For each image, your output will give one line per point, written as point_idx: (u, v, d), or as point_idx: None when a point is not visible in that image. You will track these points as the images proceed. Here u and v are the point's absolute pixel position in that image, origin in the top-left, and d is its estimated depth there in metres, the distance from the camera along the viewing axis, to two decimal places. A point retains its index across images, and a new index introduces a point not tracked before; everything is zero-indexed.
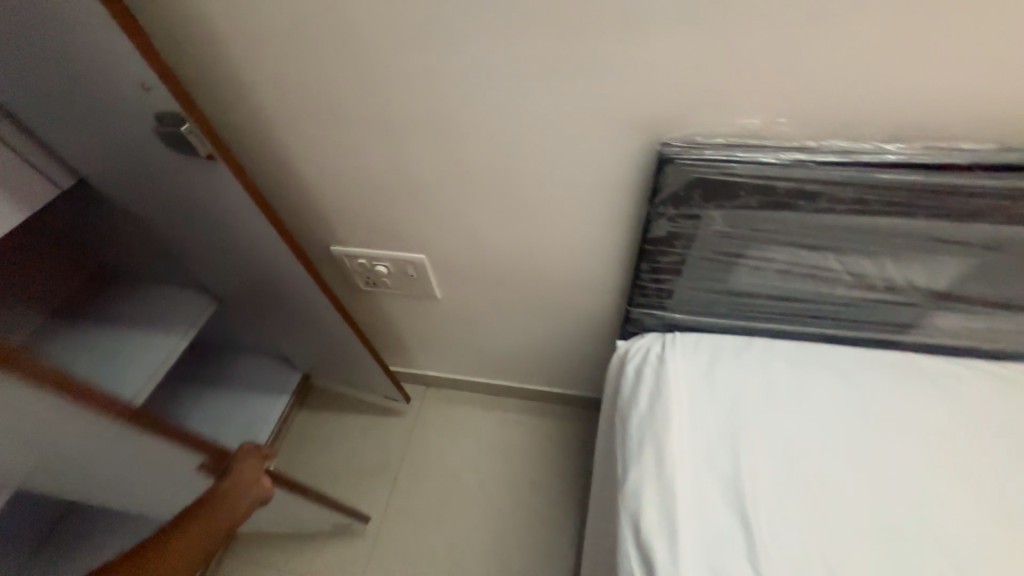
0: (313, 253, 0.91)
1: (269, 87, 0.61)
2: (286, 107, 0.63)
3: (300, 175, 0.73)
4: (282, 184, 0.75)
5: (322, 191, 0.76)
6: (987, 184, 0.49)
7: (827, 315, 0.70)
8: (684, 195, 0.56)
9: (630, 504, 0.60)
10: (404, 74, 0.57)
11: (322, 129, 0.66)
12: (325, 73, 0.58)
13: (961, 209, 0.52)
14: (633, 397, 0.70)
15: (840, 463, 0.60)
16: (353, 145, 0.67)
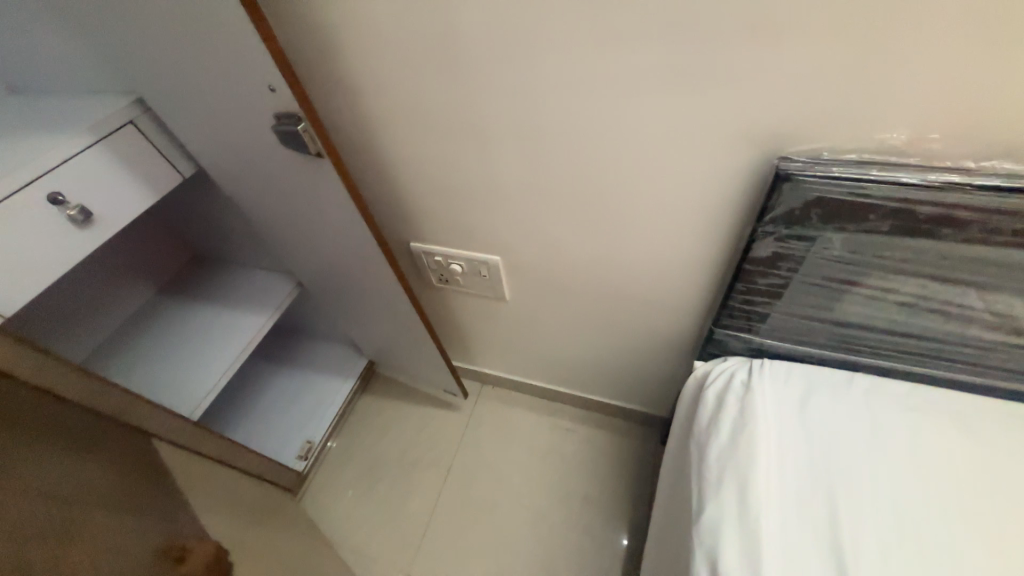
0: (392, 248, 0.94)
1: (372, 89, 0.64)
2: (385, 108, 0.66)
3: (391, 172, 0.76)
4: (374, 181, 0.79)
5: (407, 189, 0.78)
6: None
7: (951, 356, 0.61)
8: (799, 214, 0.51)
9: (707, 539, 0.56)
10: (504, 78, 0.56)
11: (416, 131, 0.67)
12: (427, 76, 0.59)
13: None
14: (713, 424, 0.66)
15: (963, 530, 0.52)
16: (443, 147, 0.68)
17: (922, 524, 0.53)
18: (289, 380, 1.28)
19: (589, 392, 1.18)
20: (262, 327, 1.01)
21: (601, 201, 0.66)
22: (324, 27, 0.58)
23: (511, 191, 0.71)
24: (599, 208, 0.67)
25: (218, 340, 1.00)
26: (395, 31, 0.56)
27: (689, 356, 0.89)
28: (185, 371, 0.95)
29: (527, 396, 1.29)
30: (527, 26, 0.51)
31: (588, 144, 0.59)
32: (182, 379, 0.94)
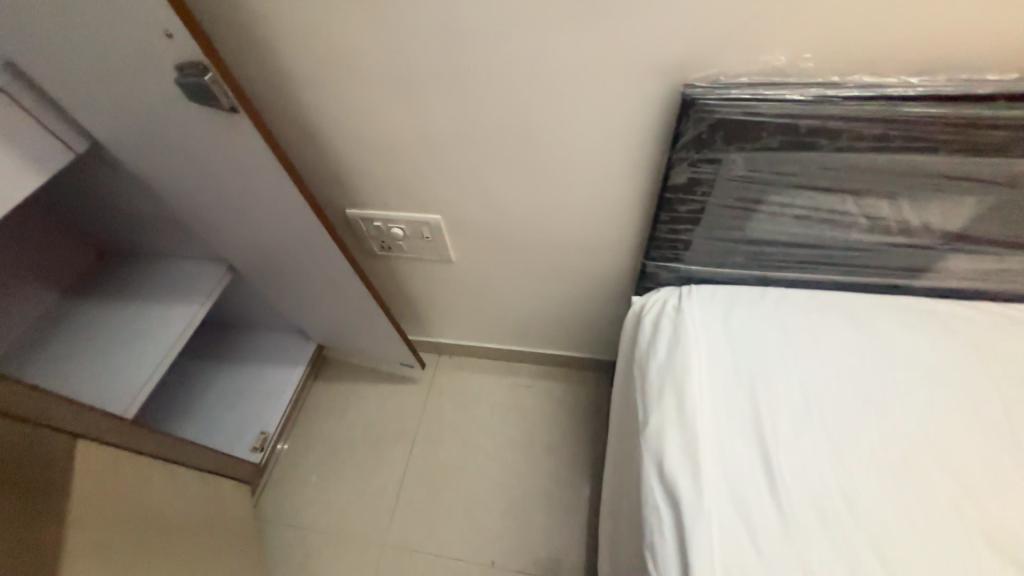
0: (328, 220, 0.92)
1: (286, 40, 0.61)
2: (302, 61, 0.63)
3: (318, 133, 0.74)
4: (299, 144, 0.76)
5: (337, 150, 0.76)
6: (1008, 115, 0.49)
7: (840, 262, 0.71)
8: (706, 137, 0.56)
9: (653, 444, 0.63)
10: (422, 21, 0.56)
11: (338, 84, 0.66)
12: (344, 20, 0.58)
13: (980, 142, 0.52)
14: (651, 347, 0.72)
15: (856, 401, 0.62)
16: (368, 100, 0.67)
17: (824, 402, 0.62)
18: (234, 374, 1.22)
19: (543, 347, 1.23)
20: (194, 316, 0.95)
21: (533, 146, 0.68)
22: None
23: (444, 143, 0.71)
24: (531, 153, 0.70)
25: (144, 334, 0.93)
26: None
27: (629, 295, 0.95)
28: (111, 369, 0.88)
29: (484, 359, 1.32)
30: None
31: (516, 85, 0.61)
32: (111, 377, 0.87)
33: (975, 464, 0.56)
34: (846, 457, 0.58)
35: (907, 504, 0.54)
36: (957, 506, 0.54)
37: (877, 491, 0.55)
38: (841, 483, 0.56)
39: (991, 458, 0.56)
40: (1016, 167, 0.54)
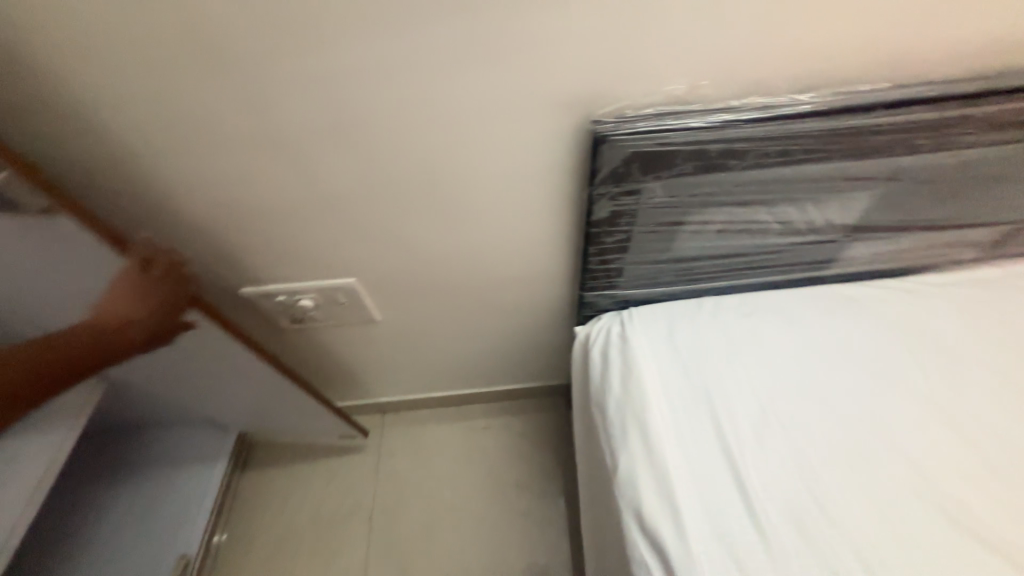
0: (224, 299, 0.79)
1: (132, 113, 0.52)
2: (157, 132, 0.54)
3: (193, 208, 0.63)
4: (172, 218, 0.65)
5: (219, 224, 0.66)
6: (885, 121, 0.52)
7: (762, 265, 0.72)
8: (623, 171, 0.54)
9: (627, 491, 0.59)
10: (290, 77, 0.50)
11: (207, 154, 0.57)
12: (198, 76, 0.49)
13: (865, 146, 0.55)
14: (604, 382, 0.69)
15: (804, 401, 0.62)
16: (246, 167, 0.59)
17: (777, 410, 0.62)
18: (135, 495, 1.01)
19: (493, 384, 1.17)
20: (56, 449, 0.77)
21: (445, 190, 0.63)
22: (33, 43, 0.46)
23: (346, 199, 0.63)
24: (444, 199, 0.64)
25: None
26: (136, 23, 0.45)
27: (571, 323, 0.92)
28: None
29: (433, 408, 1.23)
30: (298, 5, 0.44)
31: (413, 130, 0.55)
32: None
33: (921, 444, 0.58)
34: (808, 462, 0.58)
35: (873, 499, 0.55)
36: (917, 492, 0.55)
37: (844, 491, 0.55)
38: (811, 493, 0.55)
39: (933, 434, 0.59)
40: (897, 163, 0.58)
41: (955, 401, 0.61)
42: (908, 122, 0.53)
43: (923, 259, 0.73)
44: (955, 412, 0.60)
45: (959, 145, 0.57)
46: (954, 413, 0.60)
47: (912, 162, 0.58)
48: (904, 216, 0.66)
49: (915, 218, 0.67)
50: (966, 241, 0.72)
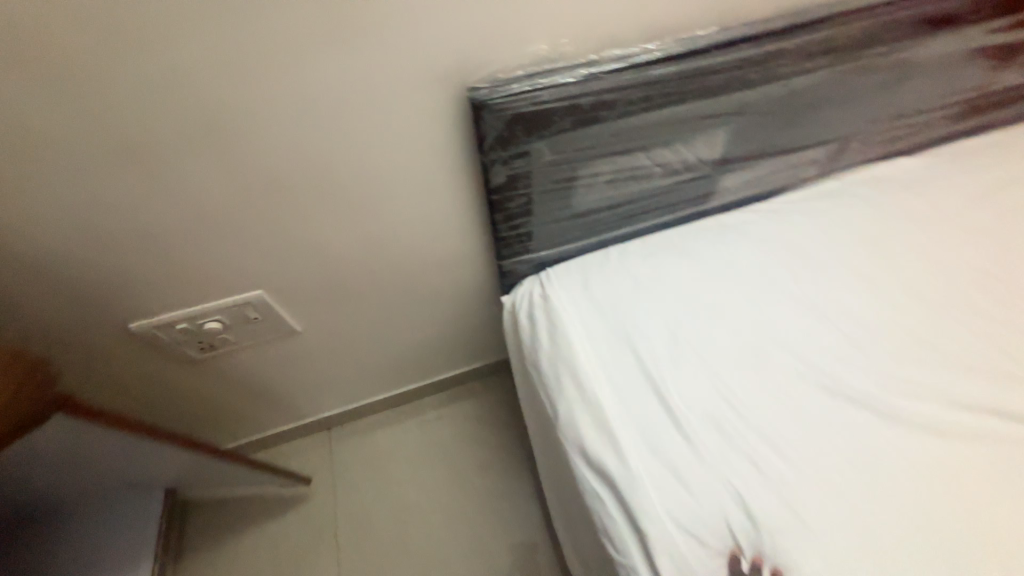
0: (116, 340, 0.73)
1: None
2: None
3: (58, 241, 0.58)
4: (33, 258, 0.58)
5: (92, 252, 0.61)
6: (721, 60, 0.60)
7: (654, 207, 0.80)
8: (508, 134, 0.56)
9: (571, 433, 0.63)
10: (142, 77, 0.48)
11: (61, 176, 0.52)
12: (31, 88, 0.46)
13: (712, 85, 0.62)
14: (535, 340, 0.73)
15: (707, 319, 0.70)
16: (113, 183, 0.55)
17: (686, 331, 0.69)
18: None
19: (437, 373, 1.17)
20: None
21: (343, 179, 0.62)
22: None
23: (235, 203, 0.61)
24: (344, 188, 0.64)
25: None
26: None
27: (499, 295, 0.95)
28: None
29: (381, 412, 1.20)
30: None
31: (292, 119, 0.55)
32: None
33: (802, 334, 0.68)
34: (717, 370, 0.65)
35: (771, 388, 0.64)
36: (804, 373, 0.64)
37: (748, 387, 0.64)
38: (723, 395, 0.63)
39: (811, 323, 0.69)
40: (741, 97, 0.66)
41: (822, 294, 0.71)
42: (739, 59, 0.61)
43: (782, 180, 0.85)
44: (824, 302, 0.71)
45: (785, 76, 0.66)
46: (823, 303, 0.70)
47: (753, 95, 0.66)
48: (759, 145, 0.75)
49: (769, 145, 0.76)
50: (811, 159, 0.84)
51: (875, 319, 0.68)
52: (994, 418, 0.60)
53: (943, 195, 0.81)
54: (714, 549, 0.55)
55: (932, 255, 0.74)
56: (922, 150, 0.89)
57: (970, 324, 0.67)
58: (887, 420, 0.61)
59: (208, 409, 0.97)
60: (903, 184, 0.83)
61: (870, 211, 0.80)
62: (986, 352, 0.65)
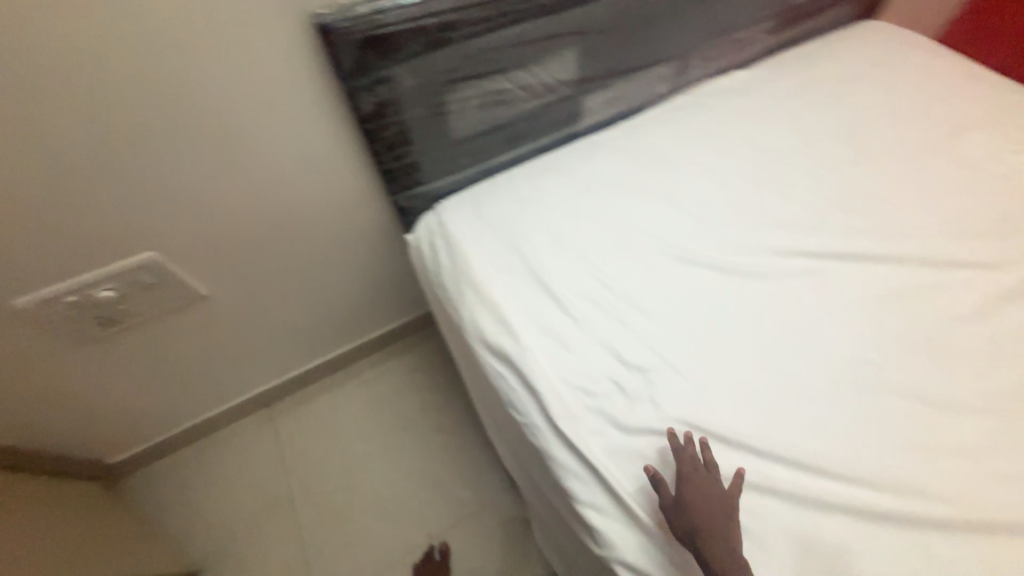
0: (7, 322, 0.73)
1: None
2: None
3: None
4: None
5: None
6: None
7: (531, 132, 0.88)
8: (363, 59, 0.62)
9: (474, 330, 0.72)
10: None
11: None
12: None
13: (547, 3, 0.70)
14: (437, 263, 0.80)
15: (586, 221, 0.80)
16: None
17: (567, 233, 0.79)
18: None
19: (368, 332, 1.20)
20: None
21: (224, 125, 0.69)
22: None
23: (108, 157, 0.65)
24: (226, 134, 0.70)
25: None
26: None
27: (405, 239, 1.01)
28: None
29: (319, 379, 1.22)
30: None
31: (148, 66, 0.60)
32: None
33: (661, 219, 0.79)
34: (595, 259, 0.75)
35: (638, 265, 0.74)
36: (666, 251, 0.76)
37: (621, 268, 0.74)
38: (600, 277, 0.74)
39: (671, 213, 0.80)
40: (578, 15, 0.75)
41: (678, 187, 0.83)
42: None
43: (641, 98, 0.96)
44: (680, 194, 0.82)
45: None
46: (678, 192, 0.82)
47: (588, 13, 0.75)
48: (609, 64, 0.85)
49: (619, 64, 0.87)
50: (661, 77, 0.95)
51: (719, 201, 0.81)
52: (807, 257, 0.74)
53: (767, 96, 0.95)
54: (600, 394, 0.63)
55: (761, 144, 0.88)
56: (755, 63, 1.04)
57: (788, 192, 0.82)
58: (730, 272, 0.73)
59: (130, 395, 0.97)
60: (737, 91, 0.97)
61: (712, 115, 0.93)
62: (802, 211, 0.79)
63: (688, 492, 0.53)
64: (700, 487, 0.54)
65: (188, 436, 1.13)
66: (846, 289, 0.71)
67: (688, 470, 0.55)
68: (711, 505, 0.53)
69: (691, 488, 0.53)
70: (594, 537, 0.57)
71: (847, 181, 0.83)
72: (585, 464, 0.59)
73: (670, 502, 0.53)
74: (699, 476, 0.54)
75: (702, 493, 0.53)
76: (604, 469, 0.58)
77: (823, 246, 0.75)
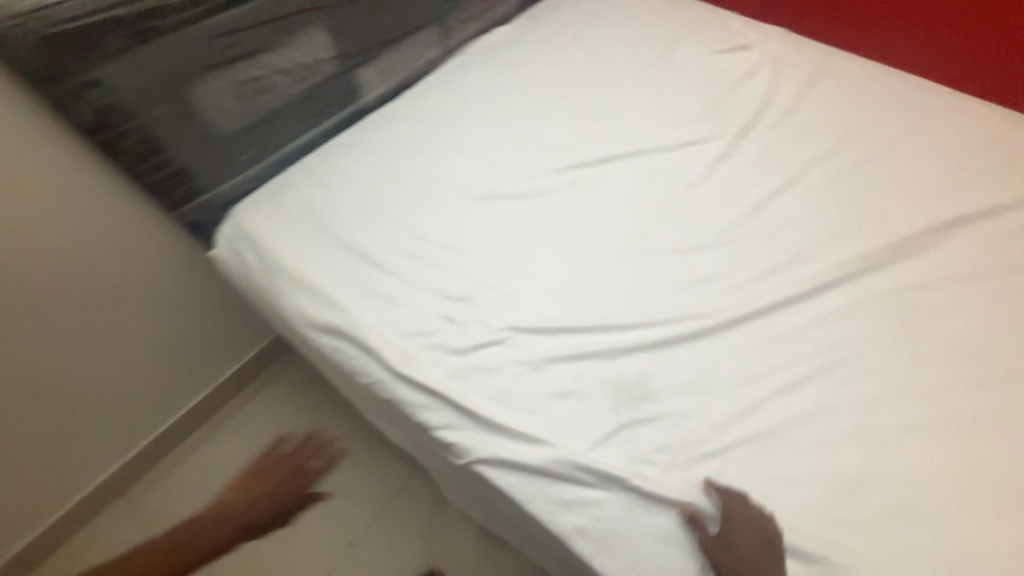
0: None
1: None
2: None
3: None
4: None
5: None
6: None
7: (312, 117, 0.88)
8: (56, 63, 0.61)
9: (298, 315, 0.73)
10: None
11: None
12: None
13: None
14: (246, 266, 0.78)
15: (390, 187, 0.83)
16: None
17: (375, 203, 0.81)
18: None
19: (219, 373, 1.11)
20: None
21: None
22: None
23: None
24: None
25: None
26: None
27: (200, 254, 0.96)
28: None
29: (179, 442, 1.10)
30: None
31: None
32: None
33: (457, 168, 0.85)
34: (403, 219, 0.79)
35: (444, 213, 0.80)
36: (467, 195, 0.82)
37: (429, 219, 0.79)
38: (412, 232, 0.78)
39: (465, 161, 0.86)
40: None
41: (468, 137, 0.89)
42: None
43: (417, 66, 1.00)
44: (472, 144, 0.88)
45: None
46: (466, 142, 0.88)
47: None
48: (364, 36, 0.89)
49: (375, 35, 0.90)
50: (426, 41, 1.00)
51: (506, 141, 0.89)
52: (582, 168, 0.85)
53: (526, 43, 1.05)
54: (435, 331, 0.69)
55: (529, 85, 0.97)
56: (513, 19, 1.11)
57: (558, 120, 0.92)
58: (524, 197, 0.82)
59: None
60: (499, 46, 1.04)
61: (484, 67, 1.00)
62: (574, 132, 0.90)
63: (734, 530, 0.54)
64: (746, 524, 0.55)
65: (26, 558, 0.96)
66: (616, 185, 0.83)
67: (734, 508, 0.56)
68: (754, 540, 0.54)
69: (736, 523, 0.55)
70: (454, 450, 0.63)
71: (603, 99, 0.96)
72: (431, 391, 0.65)
73: (711, 541, 0.55)
74: (743, 513, 0.55)
75: (747, 530, 0.54)
76: (449, 389, 0.64)
77: (592, 155, 0.86)
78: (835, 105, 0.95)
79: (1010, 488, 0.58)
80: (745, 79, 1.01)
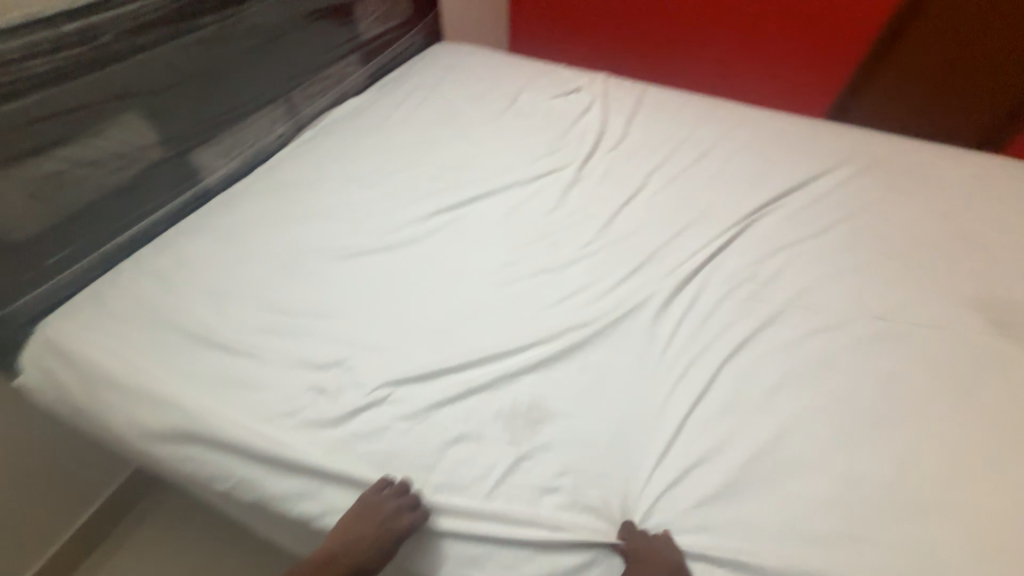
0: None
1: None
2: None
3: None
4: None
5: None
6: (19, 45, 0.64)
7: (139, 207, 0.81)
8: None
9: (134, 428, 0.62)
10: None
11: None
12: None
13: (42, 74, 0.66)
14: (63, 386, 0.66)
15: (243, 264, 0.76)
16: None
17: (225, 285, 0.74)
18: None
19: (60, 530, 0.92)
20: None
21: None
22: None
23: None
24: None
25: None
26: None
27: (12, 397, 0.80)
28: None
29: None
30: None
31: None
32: None
33: (318, 234, 0.82)
34: (260, 295, 0.73)
35: (307, 281, 0.75)
36: (330, 259, 0.78)
37: (290, 290, 0.74)
38: (270, 307, 0.71)
39: (325, 226, 0.83)
40: (104, 79, 0.73)
41: (326, 202, 0.87)
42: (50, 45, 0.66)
43: (265, 141, 0.98)
44: (332, 209, 0.86)
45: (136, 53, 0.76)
46: (326, 207, 0.86)
47: (119, 74, 0.74)
48: (193, 119, 0.85)
49: (208, 117, 0.87)
50: (274, 117, 0.99)
51: (367, 201, 0.88)
52: (445, 213, 0.87)
53: (377, 109, 1.09)
54: (305, 407, 0.62)
55: (385, 146, 0.99)
56: (363, 90, 1.15)
57: (418, 174, 0.95)
58: (391, 248, 0.80)
59: None
60: (351, 115, 1.07)
61: (337, 137, 1.01)
62: (434, 182, 0.93)
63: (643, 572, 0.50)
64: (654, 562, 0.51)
65: None
66: (481, 223, 0.86)
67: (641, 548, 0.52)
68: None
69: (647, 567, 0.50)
70: None
71: (458, 151, 1.01)
72: (308, 475, 0.58)
73: None
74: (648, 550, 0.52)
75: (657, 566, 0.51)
76: (329, 469, 0.57)
77: (455, 199, 0.89)
78: (659, 126, 1.09)
79: (867, 419, 0.64)
80: (581, 116, 1.13)
